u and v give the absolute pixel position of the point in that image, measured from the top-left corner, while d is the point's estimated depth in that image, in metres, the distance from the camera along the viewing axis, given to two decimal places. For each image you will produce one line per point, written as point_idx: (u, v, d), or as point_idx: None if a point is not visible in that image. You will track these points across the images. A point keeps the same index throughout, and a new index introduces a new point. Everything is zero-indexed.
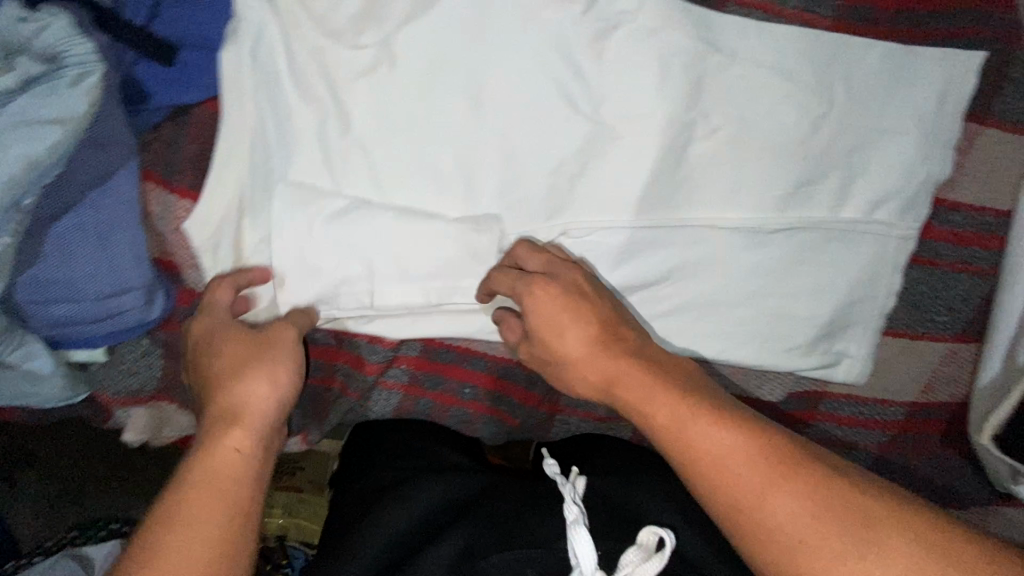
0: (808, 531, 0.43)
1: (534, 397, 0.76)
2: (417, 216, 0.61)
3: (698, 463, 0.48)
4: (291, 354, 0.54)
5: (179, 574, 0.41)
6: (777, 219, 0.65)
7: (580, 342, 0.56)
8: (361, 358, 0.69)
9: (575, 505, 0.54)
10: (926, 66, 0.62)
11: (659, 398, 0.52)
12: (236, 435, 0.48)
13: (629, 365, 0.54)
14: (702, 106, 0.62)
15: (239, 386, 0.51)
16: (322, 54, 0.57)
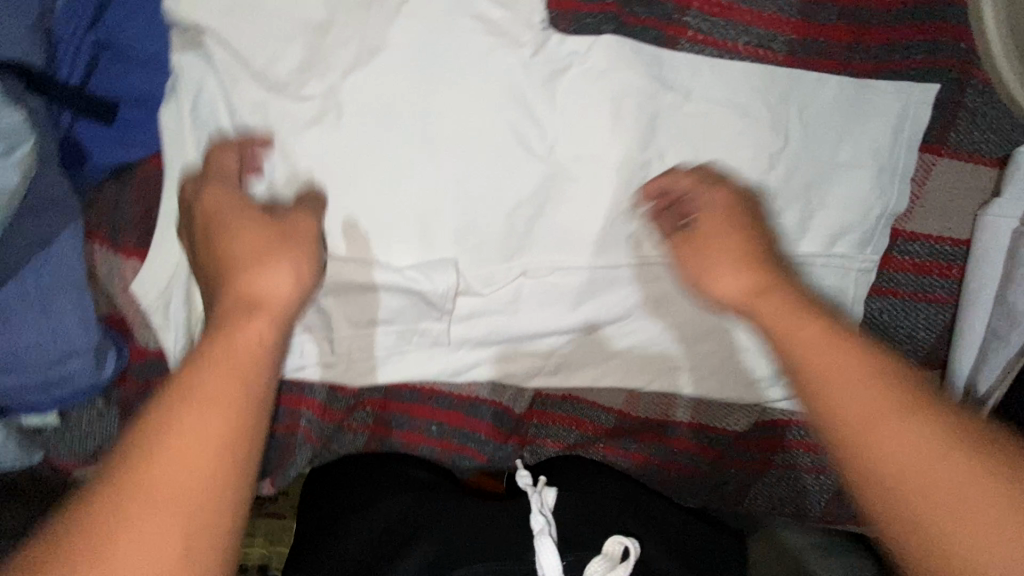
0: (918, 465, 0.36)
1: (500, 433, 0.77)
2: (367, 265, 0.59)
3: (816, 371, 0.42)
4: (311, 248, 0.47)
5: (166, 489, 0.33)
6: None
7: (731, 253, 0.53)
8: (322, 406, 0.70)
9: (541, 516, 0.60)
10: (881, 98, 0.62)
11: (796, 316, 0.46)
12: (251, 321, 0.40)
13: (770, 284, 0.50)
14: (657, 146, 0.62)
15: (260, 261, 0.43)
16: (265, 106, 0.56)
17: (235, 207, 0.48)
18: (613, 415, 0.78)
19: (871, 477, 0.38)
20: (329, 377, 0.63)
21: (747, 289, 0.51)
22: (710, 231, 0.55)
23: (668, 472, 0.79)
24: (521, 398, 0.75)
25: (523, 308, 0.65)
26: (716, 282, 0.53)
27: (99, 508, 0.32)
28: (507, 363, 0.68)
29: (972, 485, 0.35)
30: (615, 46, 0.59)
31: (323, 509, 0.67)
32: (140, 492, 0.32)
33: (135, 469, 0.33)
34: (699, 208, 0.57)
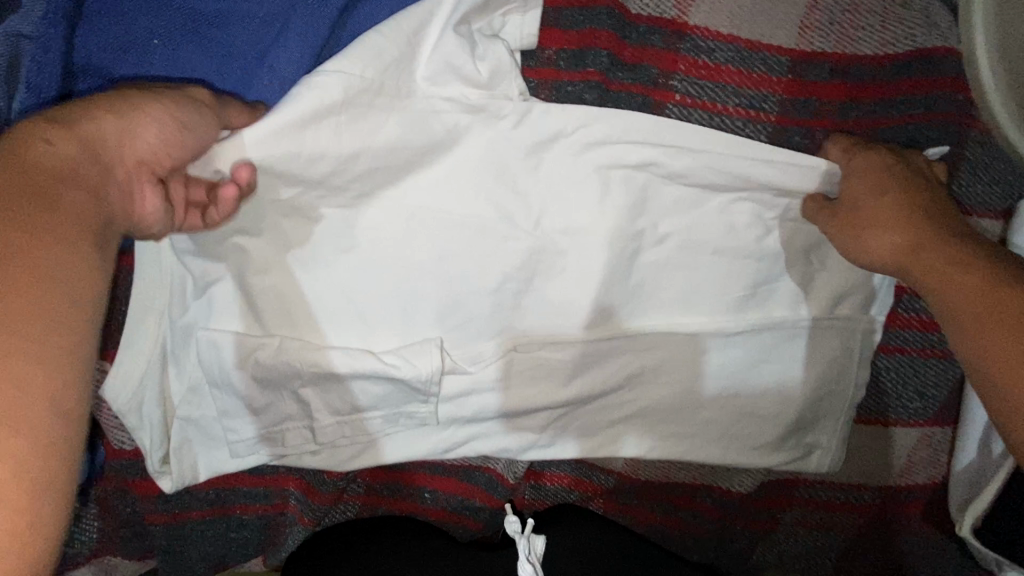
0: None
1: (495, 500, 0.74)
2: (358, 349, 0.57)
3: (978, 336, 0.47)
4: (195, 108, 0.49)
5: None
6: (737, 320, 0.62)
7: (882, 217, 0.55)
8: (312, 487, 0.67)
9: (528, 566, 0.63)
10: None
11: (954, 282, 0.50)
12: (62, 132, 0.43)
13: (923, 253, 0.53)
14: (646, 216, 0.59)
15: (120, 114, 0.45)
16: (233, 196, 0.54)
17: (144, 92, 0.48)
18: (612, 475, 0.76)
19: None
20: (315, 462, 0.62)
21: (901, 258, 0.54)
22: (862, 200, 0.56)
23: (671, 530, 0.78)
24: (516, 468, 0.73)
25: (515, 382, 0.63)
26: (868, 249, 0.56)
27: None
28: (498, 438, 0.65)
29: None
30: (596, 116, 0.57)
31: (313, 554, 0.64)
32: None
33: None
34: (858, 175, 0.57)
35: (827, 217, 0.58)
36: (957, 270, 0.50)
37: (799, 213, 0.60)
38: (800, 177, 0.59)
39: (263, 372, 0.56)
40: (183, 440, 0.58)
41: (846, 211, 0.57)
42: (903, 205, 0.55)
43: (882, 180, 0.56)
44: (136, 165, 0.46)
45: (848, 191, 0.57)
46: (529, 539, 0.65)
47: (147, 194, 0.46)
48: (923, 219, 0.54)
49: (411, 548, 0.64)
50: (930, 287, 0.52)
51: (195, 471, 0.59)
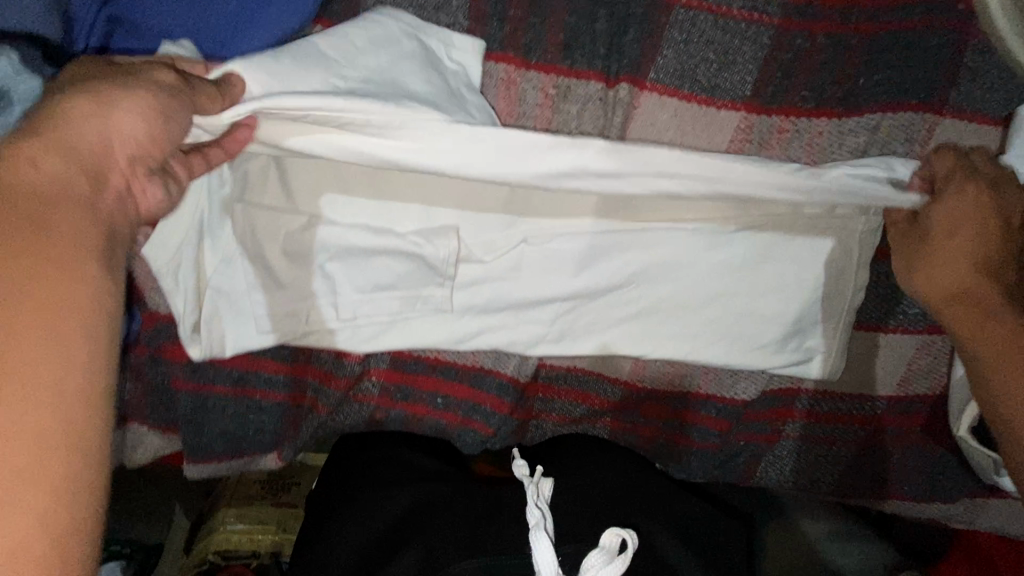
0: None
1: (506, 405, 0.73)
2: (384, 228, 0.61)
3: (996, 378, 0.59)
4: (149, 89, 0.45)
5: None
6: (740, 216, 0.65)
7: (942, 256, 0.61)
8: (329, 373, 0.68)
9: (537, 510, 0.57)
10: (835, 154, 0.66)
11: (988, 329, 0.60)
12: (45, 151, 0.39)
13: (974, 299, 0.61)
14: (652, 112, 0.63)
15: (103, 102, 0.43)
16: None
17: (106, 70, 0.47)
18: (620, 387, 0.75)
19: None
20: (334, 342, 0.65)
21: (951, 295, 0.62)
22: (939, 235, 0.62)
23: (678, 446, 0.78)
24: (526, 366, 0.71)
25: (525, 273, 0.66)
26: (916, 280, 0.63)
27: None
28: (511, 333, 0.67)
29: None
30: (578, 150, 0.56)
31: (332, 486, 0.68)
32: None
33: None
34: (941, 208, 0.61)
35: (896, 235, 0.65)
36: (993, 319, 0.60)
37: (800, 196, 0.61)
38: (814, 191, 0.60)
39: (291, 244, 0.60)
40: (213, 312, 0.61)
41: (922, 240, 0.63)
42: (977, 251, 0.61)
43: (959, 220, 0.61)
44: (132, 161, 0.44)
45: (929, 221, 0.62)
46: (538, 485, 0.60)
47: (148, 185, 0.46)
48: (983, 268, 0.61)
49: (415, 479, 0.65)
50: (969, 334, 0.61)
51: (223, 342, 0.62)
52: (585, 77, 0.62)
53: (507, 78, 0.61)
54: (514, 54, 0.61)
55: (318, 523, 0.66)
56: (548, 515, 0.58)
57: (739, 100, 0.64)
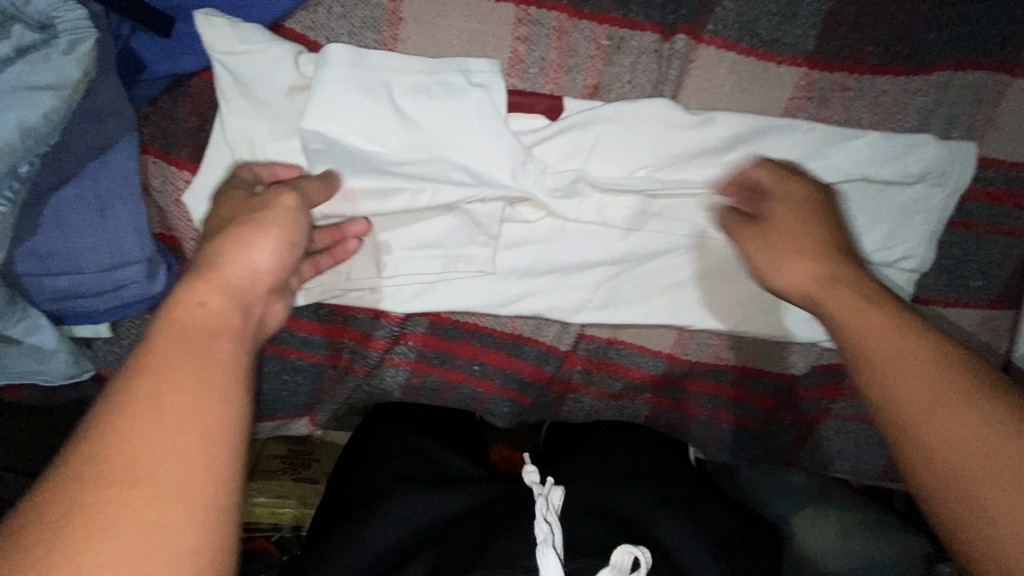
0: (987, 449, 0.38)
1: (545, 374, 0.71)
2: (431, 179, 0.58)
3: (889, 376, 0.43)
4: (283, 220, 0.47)
5: (157, 443, 0.34)
6: (795, 178, 0.62)
7: (788, 238, 0.52)
8: (367, 334, 0.66)
9: (544, 525, 0.53)
10: (897, 117, 0.63)
11: (856, 317, 0.46)
12: (206, 288, 0.41)
13: (846, 288, 0.48)
14: (709, 68, 0.60)
15: (250, 237, 0.45)
16: (318, 28, 0.56)
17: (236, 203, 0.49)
18: (663, 360, 0.71)
19: (937, 479, 0.39)
20: (373, 301, 0.63)
21: (814, 291, 0.49)
22: (782, 225, 0.53)
23: (720, 425, 0.75)
24: (567, 335, 0.68)
25: (570, 236, 0.63)
26: (785, 271, 0.51)
27: (107, 460, 0.33)
28: (555, 298, 0.65)
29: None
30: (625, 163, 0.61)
31: (346, 485, 0.70)
32: (134, 437, 0.34)
33: (119, 422, 0.34)
34: (778, 200, 0.54)
35: (744, 239, 0.55)
36: (871, 308, 0.46)
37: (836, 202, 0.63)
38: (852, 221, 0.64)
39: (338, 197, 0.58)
40: None
41: (760, 231, 0.54)
42: (821, 257, 0.50)
43: (803, 211, 0.53)
44: (268, 288, 0.45)
45: (774, 214, 0.54)
46: (546, 495, 0.57)
47: (273, 306, 0.48)
48: (854, 267, 0.50)
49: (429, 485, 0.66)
50: (844, 325, 0.46)
51: None
52: (641, 28, 0.59)
53: (559, 28, 0.58)
54: (567, 2, 0.58)
55: (319, 533, 0.66)
56: (557, 530, 0.53)
57: (802, 55, 0.60)
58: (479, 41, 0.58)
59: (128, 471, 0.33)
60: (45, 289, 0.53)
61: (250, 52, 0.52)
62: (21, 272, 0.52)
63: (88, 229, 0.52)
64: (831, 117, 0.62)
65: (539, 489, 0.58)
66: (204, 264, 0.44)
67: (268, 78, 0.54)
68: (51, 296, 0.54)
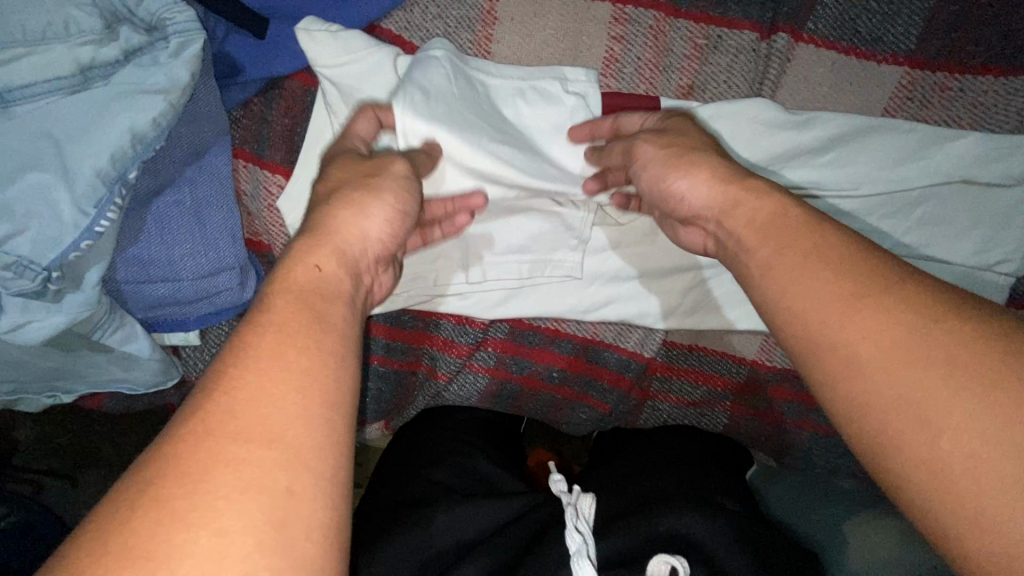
0: (902, 344, 0.34)
1: (626, 381, 0.69)
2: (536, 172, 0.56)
3: (791, 280, 0.39)
4: (398, 189, 0.46)
5: (284, 397, 0.33)
6: (897, 178, 0.60)
7: (685, 159, 0.48)
8: (448, 340, 0.65)
9: (577, 534, 0.50)
10: (1000, 115, 0.60)
11: (768, 223, 0.42)
12: (322, 252, 0.40)
13: (749, 188, 0.44)
14: (806, 68, 0.59)
15: (361, 198, 0.44)
16: (413, 28, 0.55)
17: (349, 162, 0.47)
18: (745, 367, 0.69)
19: (845, 380, 0.35)
20: (459, 307, 0.62)
21: (724, 195, 0.45)
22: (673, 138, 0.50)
23: (801, 432, 0.73)
24: (650, 341, 0.67)
25: (660, 240, 0.62)
26: (680, 193, 0.48)
27: (237, 411, 0.32)
28: (641, 303, 0.64)
29: (950, 353, 0.33)
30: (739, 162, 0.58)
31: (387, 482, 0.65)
32: (265, 390, 0.33)
33: (249, 373, 0.33)
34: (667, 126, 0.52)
35: (650, 145, 0.50)
36: (784, 215, 0.42)
37: (933, 204, 0.61)
38: (952, 223, 0.61)
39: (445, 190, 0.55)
40: None
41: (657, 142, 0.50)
42: (723, 163, 0.47)
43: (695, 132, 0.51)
44: (375, 258, 0.45)
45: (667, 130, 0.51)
46: (576, 504, 0.55)
47: (381, 277, 0.47)
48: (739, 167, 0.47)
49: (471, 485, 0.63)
50: (751, 237, 0.43)
51: None
52: (739, 27, 0.57)
53: (656, 27, 0.57)
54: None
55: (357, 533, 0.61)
56: (589, 540, 0.51)
57: (903, 53, 0.58)
58: (573, 41, 0.57)
59: (255, 424, 0.31)
60: (141, 298, 0.52)
61: (350, 62, 0.51)
62: (119, 281, 0.51)
63: (185, 235, 0.51)
64: (930, 117, 0.60)
65: (568, 499, 0.56)
66: (313, 225, 0.42)
67: (369, 85, 0.52)
68: (146, 304, 0.53)
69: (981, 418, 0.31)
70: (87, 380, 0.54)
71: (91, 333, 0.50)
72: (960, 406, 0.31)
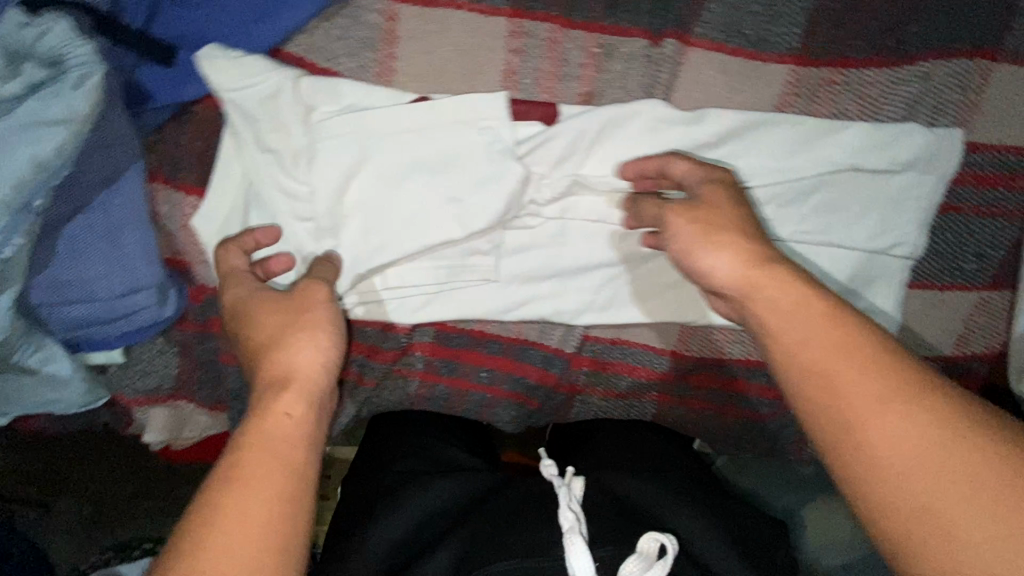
0: (931, 459, 0.37)
1: (551, 376, 0.72)
2: (413, 218, 0.59)
3: (816, 372, 0.42)
4: (325, 319, 0.50)
5: (230, 556, 0.37)
6: (787, 170, 0.63)
7: (702, 242, 0.49)
8: (375, 347, 0.67)
9: (570, 512, 0.52)
10: (884, 106, 0.63)
11: (794, 315, 0.44)
12: (290, 400, 0.45)
13: (771, 273, 0.46)
14: (698, 70, 0.62)
15: (291, 338, 0.48)
16: (316, 51, 0.58)
17: (271, 304, 0.52)
18: (666, 358, 0.73)
19: (871, 484, 0.39)
20: (380, 313, 0.64)
21: (746, 278, 0.47)
22: (715, 201, 0.51)
23: (727, 418, 0.77)
24: (571, 337, 0.70)
25: (570, 239, 0.65)
26: (708, 263, 0.49)
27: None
28: (559, 300, 0.67)
29: (976, 469, 0.36)
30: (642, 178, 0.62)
31: (364, 483, 0.66)
32: (215, 551, 0.37)
33: (203, 536, 0.38)
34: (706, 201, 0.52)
35: (679, 219, 0.51)
36: (809, 298, 0.44)
37: (828, 193, 0.64)
38: (844, 210, 0.65)
39: (349, 221, 0.58)
40: None
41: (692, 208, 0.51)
42: (747, 242, 0.48)
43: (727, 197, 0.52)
44: (330, 386, 0.49)
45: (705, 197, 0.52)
46: (569, 486, 0.58)
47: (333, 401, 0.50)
48: (768, 250, 0.48)
49: (439, 476, 0.64)
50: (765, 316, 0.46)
51: None
52: (631, 35, 0.60)
53: (551, 39, 0.60)
54: (557, 13, 0.59)
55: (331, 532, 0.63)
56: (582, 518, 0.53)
57: (788, 52, 0.61)
58: (473, 56, 0.60)
59: None
60: (61, 319, 0.54)
61: (250, 85, 0.54)
62: (36, 303, 0.54)
63: (100, 257, 0.53)
64: (821, 110, 0.63)
65: (559, 480, 0.58)
66: (271, 376, 0.47)
67: (271, 107, 0.55)
68: (68, 325, 0.55)
69: (999, 534, 0.35)
70: (13, 403, 0.56)
71: (9, 355, 0.52)
72: (984, 525, 0.35)
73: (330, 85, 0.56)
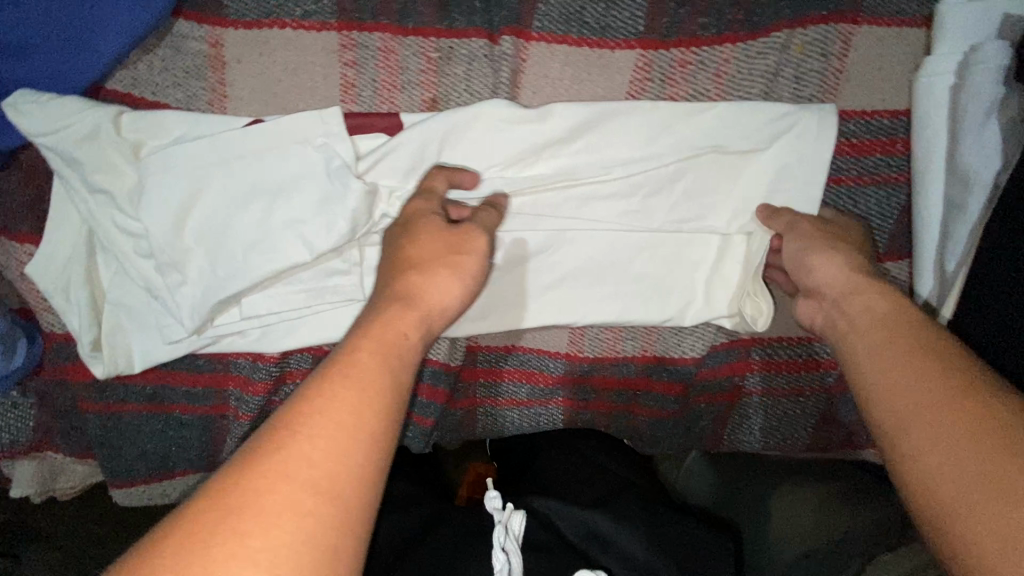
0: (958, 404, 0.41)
1: (443, 393, 0.70)
2: (262, 242, 0.57)
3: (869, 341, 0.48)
4: (476, 266, 0.52)
5: (328, 441, 0.37)
6: (646, 158, 0.60)
7: (829, 256, 0.56)
8: (246, 378, 0.63)
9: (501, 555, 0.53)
10: (747, 83, 0.60)
11: (866, 299, 0.51)
12: (410, 321, 0.46)
13: (864, 283, 0.52)
14: (542, 64, 0.59)
15: (456, 259, 0.51)
16: (140, 85, 0.57)
17: (435, 232, 0.52)
18: (562, 361, 0.70)
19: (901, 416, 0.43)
20: (245, 345, 0.62)
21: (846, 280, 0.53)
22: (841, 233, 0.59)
23: (636, 418, 0.74)
24: (458, 350, 0.68)
25: None
26: (818, 263, 0.56)
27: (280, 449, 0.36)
28: None
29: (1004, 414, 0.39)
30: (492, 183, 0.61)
31: None
32: (315, 433, 0.37)
33: (311, 414, 0.38)
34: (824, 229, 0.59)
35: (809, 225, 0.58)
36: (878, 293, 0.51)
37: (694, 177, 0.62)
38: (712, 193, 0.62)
39: (194, 253, 0.57)
40: (113, 325, 0.59)
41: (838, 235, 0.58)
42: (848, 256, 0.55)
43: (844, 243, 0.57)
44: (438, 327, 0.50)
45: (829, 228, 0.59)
46: (506, 521, 0.56)
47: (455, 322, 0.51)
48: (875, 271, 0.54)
49: (392, 513, 0.67)
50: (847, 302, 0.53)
51: (127, 356, 0.60)
52: (467, 35, 0.58)
53: (384, 48, 0.58)
54: (386, 22, 0.57)
55: None
56: (514, 558, 0.54)
57: (634, 37, 0.58)
58: (305, 74, 0.58)
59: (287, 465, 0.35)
60: None
61: (69, 125, 0.54)
62: None
63: None
64: (678, 93, 0.61)
65: (500, 517, 0.56)
66: (407, 292, 0.48)
67: (96, 145, 0.55)
68: None
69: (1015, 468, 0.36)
70: None
71: None
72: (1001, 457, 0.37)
73: (157, 119, 0.56)
